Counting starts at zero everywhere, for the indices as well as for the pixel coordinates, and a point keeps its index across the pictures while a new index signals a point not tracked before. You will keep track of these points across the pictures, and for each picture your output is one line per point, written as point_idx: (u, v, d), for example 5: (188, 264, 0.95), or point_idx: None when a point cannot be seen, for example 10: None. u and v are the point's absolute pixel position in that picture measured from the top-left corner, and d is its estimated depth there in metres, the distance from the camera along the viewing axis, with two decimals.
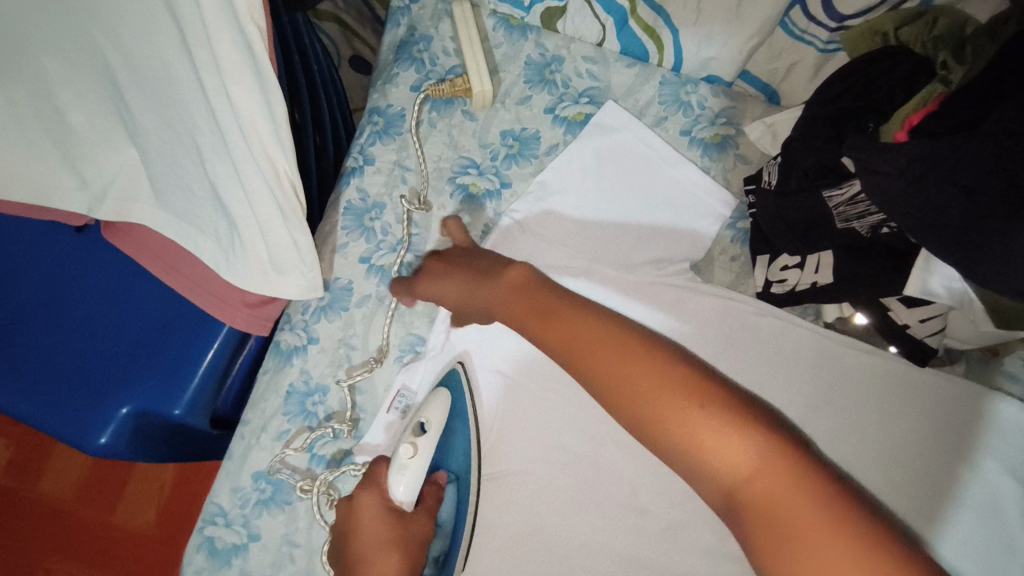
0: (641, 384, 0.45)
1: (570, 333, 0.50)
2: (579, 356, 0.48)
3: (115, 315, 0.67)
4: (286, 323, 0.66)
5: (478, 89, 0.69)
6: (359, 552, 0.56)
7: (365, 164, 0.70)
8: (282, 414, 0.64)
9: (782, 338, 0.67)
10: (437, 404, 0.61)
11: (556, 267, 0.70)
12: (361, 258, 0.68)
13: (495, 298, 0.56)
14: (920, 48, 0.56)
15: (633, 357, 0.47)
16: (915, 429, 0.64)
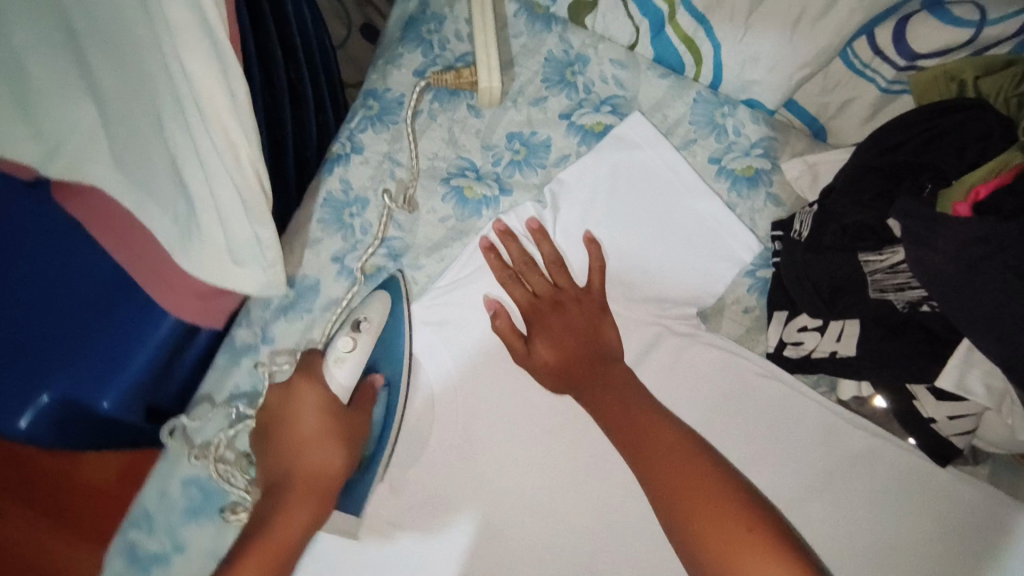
0: (692, 479, 0.49)
1: (637, 424, 0.54)
2: (641, 446, 0.52)
3: (63, 286, 0.62)
4: (244, 317, 0.61)
5: (485, 85, 0.61)
6: (297, 437, 0.53)
7: (352, 153, 0.63)
8: (223, 415, 0.59)
9: (785, 408, 0.60)
10: (377, 302, 0.57)
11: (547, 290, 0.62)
12: (333, 257, 0.61)
13: (584, 372, 0.58)
14: (1001, 103, 0.47)
15: (687, 459, 0.51)
16: (919, 540, 0.57)
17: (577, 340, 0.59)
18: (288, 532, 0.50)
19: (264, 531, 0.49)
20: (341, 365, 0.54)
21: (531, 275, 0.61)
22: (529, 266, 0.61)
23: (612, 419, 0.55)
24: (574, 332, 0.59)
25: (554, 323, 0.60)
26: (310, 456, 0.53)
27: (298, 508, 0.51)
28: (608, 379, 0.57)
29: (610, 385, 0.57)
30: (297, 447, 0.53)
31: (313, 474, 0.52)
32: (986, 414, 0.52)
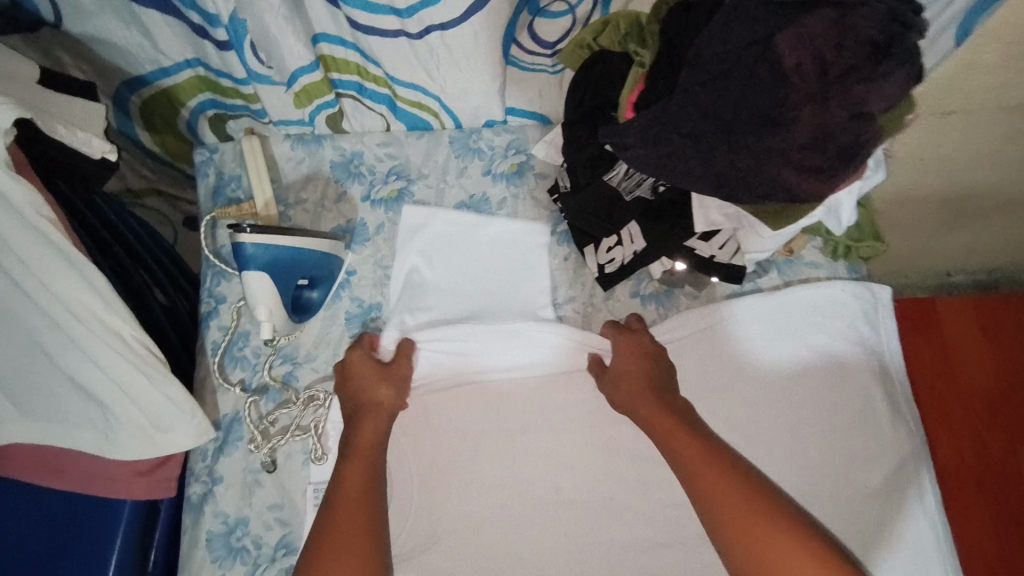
0: (712, 479, 0.60)
1: (675, 439, 0.64)
2: (676, 446, 0.63)
3: (17, 534, 0.66)
4: (190, 475, 0.69)
5: (262, 212, 0.75)
6: (359, 389, 0.69)
7: (218, 303, 0.74)
8: (210, 562, 0.66)
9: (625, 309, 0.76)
10: (259, 286, 0.65)
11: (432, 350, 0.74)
12: (242, 390, 0.71)
13: (675, 440, 0.64)
14: (616, 45, 0.68)
15: (707, 457, 0.62)
16: (775, 360, 0.74)
17: (653, 396, 0.67)
18: (350, 483, 0.63)
19: (339, 489, 0.63)
20: (270, 318, 0.68)
21: (621, 344, 0.70)
22: (620, 341, 0.71)
23: (680, 470, 0.62)
24: (657, 405, 0.67)
25: (640, 383, 0.68)
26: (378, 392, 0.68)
27: (353, 473, 0.64)
28: (693, 449, 0.63)
29: (695, 452, 0.62)
30: (356, 393, 0.68)
31: (374, 404, 0.68)
32: (742, 234, 0.70)
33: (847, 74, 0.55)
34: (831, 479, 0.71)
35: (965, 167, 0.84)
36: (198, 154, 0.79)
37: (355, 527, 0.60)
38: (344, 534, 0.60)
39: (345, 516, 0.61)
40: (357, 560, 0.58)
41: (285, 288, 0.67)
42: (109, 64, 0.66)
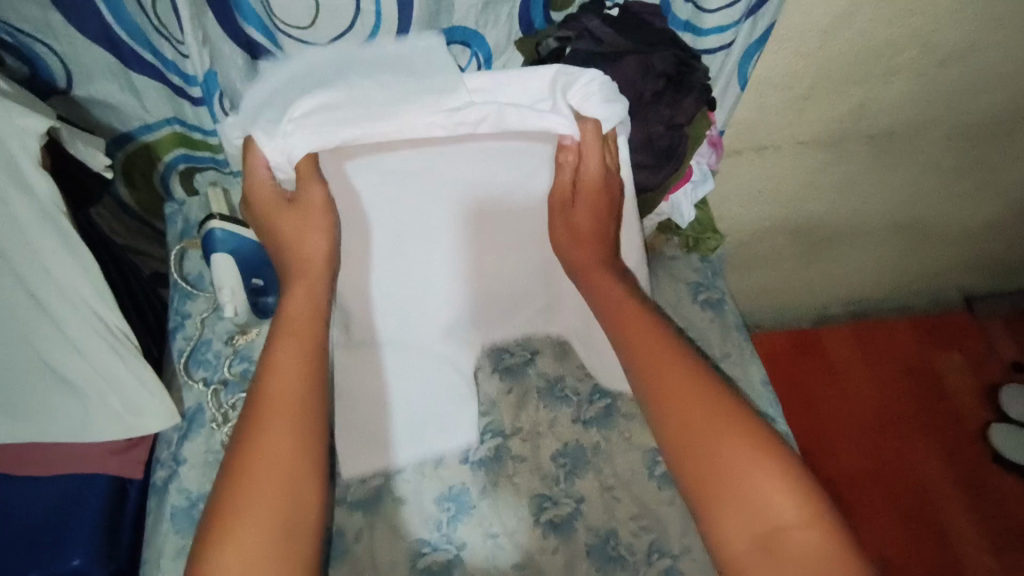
0: (678, 383, 0.57)
1: (654, 359, 0.59)
2: (652, 361, 0.59)
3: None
4: (157, 462, 0.78)
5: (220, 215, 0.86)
6: (275, 231, 0.66)
7: (184, 319, 0.87)
8: (174, 533, 0.73)
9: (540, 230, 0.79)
10: (223, 267, 0.79)
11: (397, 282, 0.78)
12: (205, 384, 0.82)
13: (637, 343, 0.61)
14: None
15: (669, 355, 0.59)
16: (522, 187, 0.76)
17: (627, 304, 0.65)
18: (266, 442, 0.53)
19: (245, 451, 0.53)
20: (233, 299, 0.81)
21: (560, 205, 0.72)
22: (567, 206, 0.72)
23: (648, 384, 0.58)
24: (636, 315, 0.63)
25: (608, 288, 0.67)
26: (306, 244, 0.65)
27: (274, 425, 0.54)
28: (676, 383, 0.57)
29: (687, 401, 0.55)
30: (269, 224, 0.66)
31: (295, 253, 0.65)
32: None
33: (655, 96, 0.78)
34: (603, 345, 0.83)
35: (802, 196, 1.21)
36: (170, 208, 0.94)
37: (279, 463, 0.52)
38: (263, 497, 0.51)
39: (263, 501, 0.51)
40: (270, 539, 0.50)
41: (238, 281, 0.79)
42: (100, 123, 0.83)
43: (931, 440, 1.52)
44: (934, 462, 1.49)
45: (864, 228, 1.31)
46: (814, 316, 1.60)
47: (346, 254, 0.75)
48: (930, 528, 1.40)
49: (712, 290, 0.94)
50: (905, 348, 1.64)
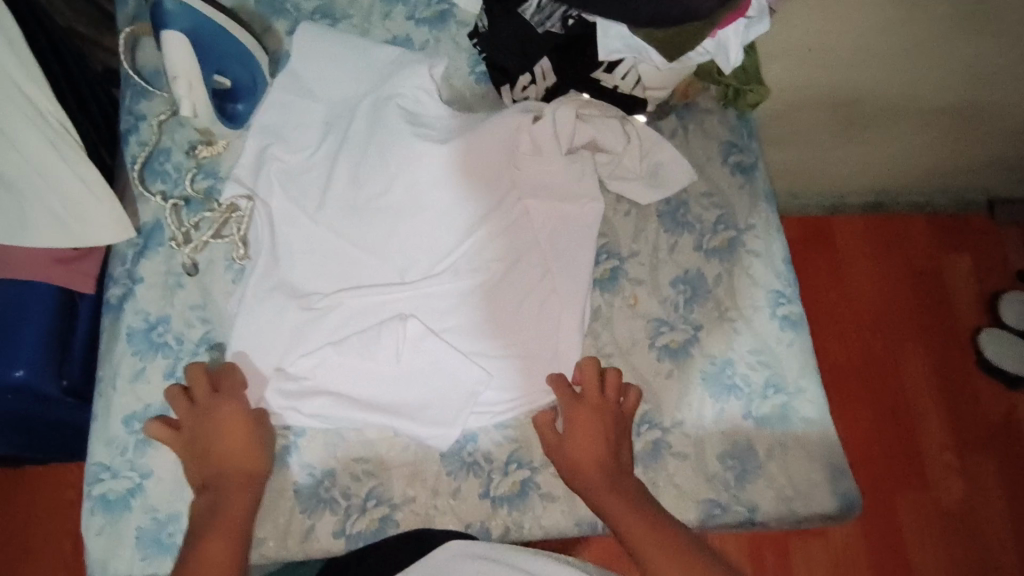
0: (641, 533, 0.56)
1: (638, 531, 0.57)
2: (598, 498, 0.60)
3: None
4: (110, 279, 0.71)
5: None
6: (215, 457, 0.60)
7: (138, 121, 0.76)
8: (131, 355, 0.68)
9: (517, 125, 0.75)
10: (177, 50, 0.69)
11: (306, 280, 0.71)
12: (163, 198, 0.73)
13: (601, 493, 0.60)
14: None
15: (651, 530, 0.56)
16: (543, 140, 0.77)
17: (602, 475, 0.61)
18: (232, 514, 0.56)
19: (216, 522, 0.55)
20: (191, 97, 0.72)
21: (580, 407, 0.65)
22: (583, 406, 0.65)
23: (618, 528, 0.58)
24: (604, 476, 0.61)
25: (597, 448, 0.63)
26: (228, 450, 0.60)
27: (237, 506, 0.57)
28: (642, 532, 0.56)
29: (606, 489, 0.60)
30: (207, 453, 0.60)
31: (239, 475, 0.59)
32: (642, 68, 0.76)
33: None
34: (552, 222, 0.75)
35: (853, 63, 1.02)
36: None
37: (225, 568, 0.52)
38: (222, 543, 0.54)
39: (222, 535, 0.54)
40: None
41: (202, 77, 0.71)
42: None
43: (917, 342, 1.34)
44: (920, 361, 1.33)
45: (917, 106, 1.12)
46: (829, 203, 1.38)
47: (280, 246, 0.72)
48: (896, 433, 1.27)
49: (745, 153, 0.83)
50: (917, 244, 1.40)
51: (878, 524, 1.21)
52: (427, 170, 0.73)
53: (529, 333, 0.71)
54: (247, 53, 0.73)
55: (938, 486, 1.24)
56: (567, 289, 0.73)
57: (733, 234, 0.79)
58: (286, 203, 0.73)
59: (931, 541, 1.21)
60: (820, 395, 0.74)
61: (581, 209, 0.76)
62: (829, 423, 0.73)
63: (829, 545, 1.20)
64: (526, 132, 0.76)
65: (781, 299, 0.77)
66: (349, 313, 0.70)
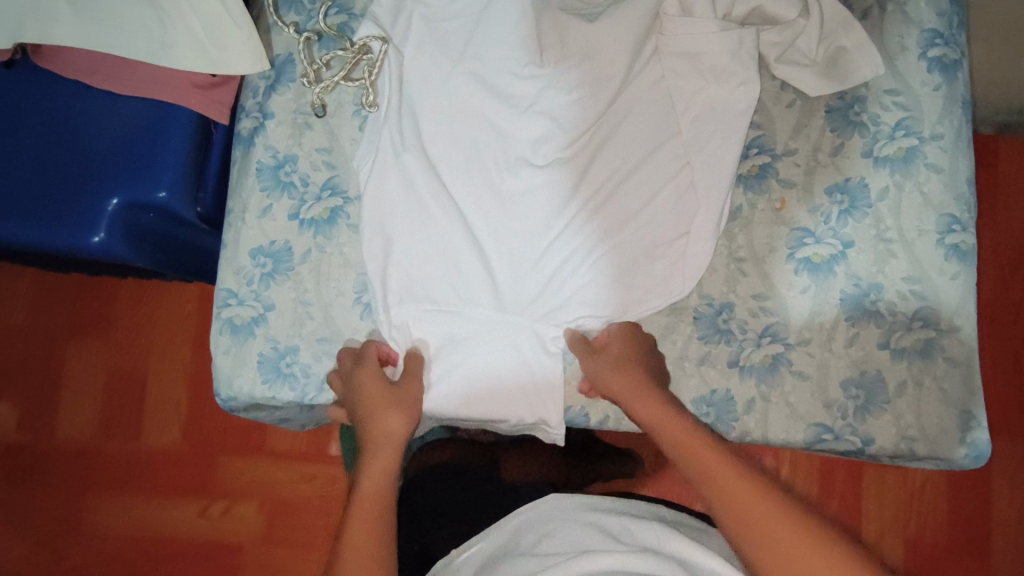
0: (763, 511, 0.49)
1: (742, 501, 0.50)
2: (712, 477, 0.52)
3: (76, 131, 0.68)
4: (242, 112, 0.70)
5: None
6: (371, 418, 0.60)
7: None
8: (260, 191, 0.68)
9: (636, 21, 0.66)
10: None
11: (431, 140, 0.67)
12: (296, 29, 0.69)
13: (702, 460, 0.54)
14: None
15: (760, 497, 0.50)
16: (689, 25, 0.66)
17: (693, 437, 0.56)
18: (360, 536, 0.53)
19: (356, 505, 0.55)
20: None
21: (599, 363, 0.62)
22: (600, 365, 0.62)
23: (722, 503, 0.51)
24: (697, 440, 0.55)
25: (666, 430, 0.57)
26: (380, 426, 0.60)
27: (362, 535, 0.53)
28: (763, 512, 0.49)
29: (675, 427, 0.57)
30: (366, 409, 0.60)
31: (383, 438, 0.59)
32: None
33: None
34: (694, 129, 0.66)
35: None
36: None
37: None
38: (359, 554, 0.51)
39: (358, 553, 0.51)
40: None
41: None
42: None
43: None
44: None
45: None
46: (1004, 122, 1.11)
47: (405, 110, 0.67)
48: (1018, 381, 1.11)
49: (951, 46, 0.69)
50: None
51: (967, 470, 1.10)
52: (563, 36, 0.66)
53: (660, 223, 0.66)
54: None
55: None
56: (707, 186, 0.65)
57: (914, 142, 0.68)
58: (422, 51, 0.68)
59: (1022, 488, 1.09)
60: (973, 337, 0.66)
61: (732, 92, 0.66)
62: (976, 369, 0.65)
63: (908, 485, 1.09)
64: None
65: (954, 225, 0.67)
66: (481, 203, 0.67)
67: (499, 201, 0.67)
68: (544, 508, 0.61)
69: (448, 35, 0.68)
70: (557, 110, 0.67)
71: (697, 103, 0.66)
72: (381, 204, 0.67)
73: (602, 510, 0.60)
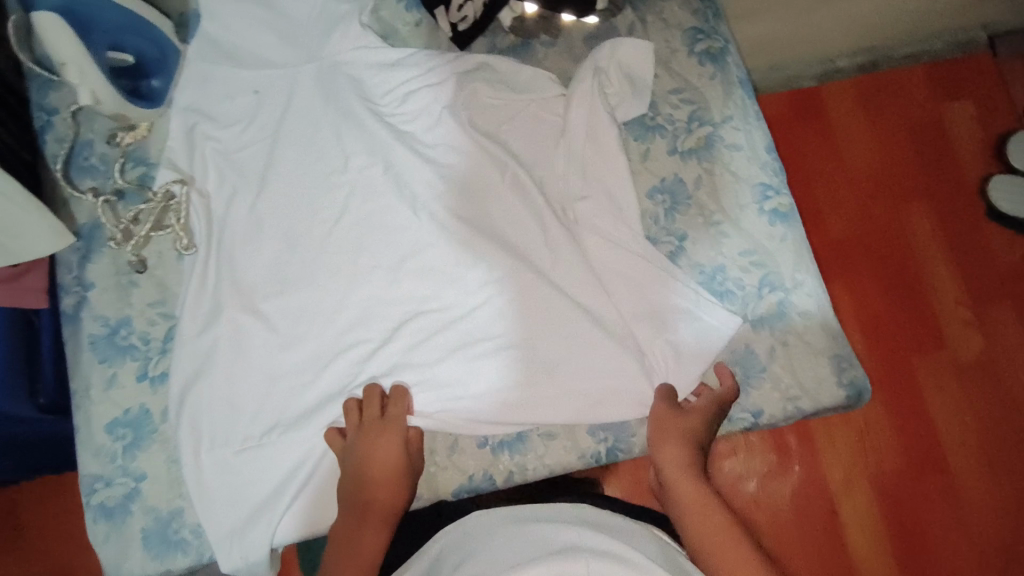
0: (725, 547, 0.58)
1: (716, 536, 0.59)
2: (700, 519, 0.60)
3: None
4: (61, 290, 0.68)
5: None
6: (361, 471, 0.62)
7: (50, 115, 0.71)
8: (99, 363, 0.66)
9: (405, 133, 0.73)
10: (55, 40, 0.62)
11: (255, 274, 0.68)
12: (95, 194, 0.68)
13: (680, 480, 0.62)
14: None
15: (723, 529, 0.59)
16: (457, 122, 0.72)
17: (716, 517, 0.60)
18: None
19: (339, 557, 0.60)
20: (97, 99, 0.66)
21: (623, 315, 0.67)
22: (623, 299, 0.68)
23: (684, 521, 0.61)
24: (698, 479, 0.62)
25: (675, 453, 0.63)
26: (377, 469, 0.62)
27: None
28: (716, 532, 0.59)
29: (680, 459, 0.62)
30: (359, 466, 0.62)
31: (378, 482, 0.62)
32: None
33: None
34: (491, 199, 0.70)
35: None
36: None
37: None
38: None
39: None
40: None
41: (100, 54, 0.67)
42: None
43: (924, 197, 1.23)
44: (929, 221, 1.22)
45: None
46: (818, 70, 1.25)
47: (226, 251, 0.69)
48: (906, 295, 1.18)
49: (713, 37, 0.76)
50: (913, 97, 1.26)
51: (891, 388, 1.15)
52: (357, 135, 0.72)
53: (495, 317, 0.67)
54: (141, 20, 0.69)
55: (956, 340, 1.16)
56: (511, 263, 0.67)
57: (709, 129, 0.73)
58: (224, 181, 0.71)
59: (947, 394, 1.14)
60: (818, 288, 0.70)
61: (521, 172, 0.71)
62: (830, 316, 0.69)
63: (849, 426, 1.13)
64: (439, 97, 0.73)
65: (768, 192, 0.72)
66: (330, 320, 0.68)
67: (346, 302, 0.68)
68: (477, 521, 0.64)
69: (245, 162, 0.72)
70: (371, 207, 0.70)
71: (493, 179, 0.71)
72: (237, 335, 0.67)
73: (528, 520, 0.61)
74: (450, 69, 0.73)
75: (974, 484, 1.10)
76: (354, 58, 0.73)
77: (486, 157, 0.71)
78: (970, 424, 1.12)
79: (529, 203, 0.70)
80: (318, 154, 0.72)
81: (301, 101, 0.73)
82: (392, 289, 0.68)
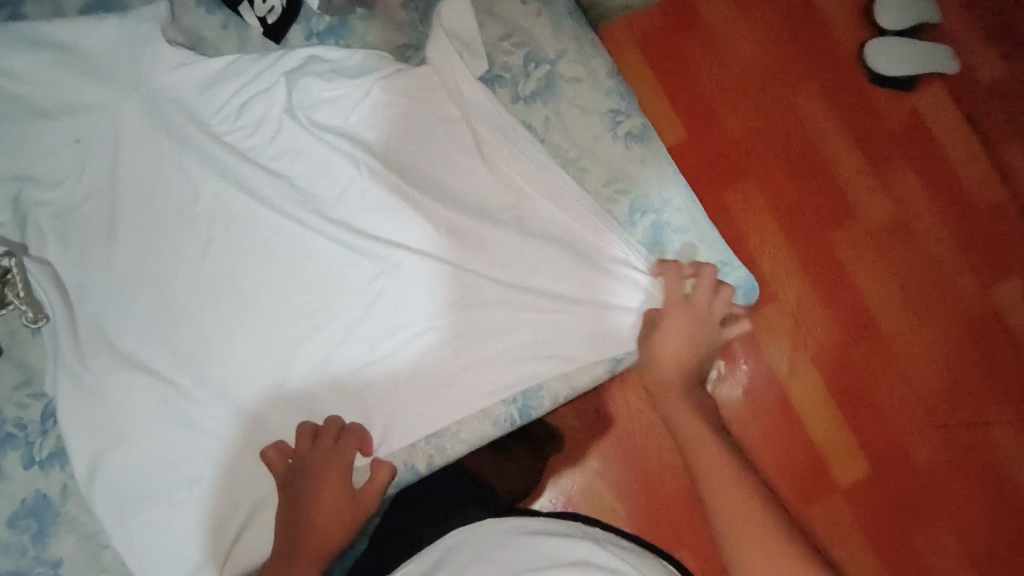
0: (742, 516, 0.50)
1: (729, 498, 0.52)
2: (716, 481, 0.53)
3: None
4: None
5: None
6: (298, 498, 0.60)
7: None
8: None
9: (248, 144, 0.69)
10: None
11: (126, 329, 0.65)
12: None
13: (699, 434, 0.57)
14: None
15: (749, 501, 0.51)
16: (306, 123, 0.69)
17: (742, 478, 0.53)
18: None
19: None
20: None
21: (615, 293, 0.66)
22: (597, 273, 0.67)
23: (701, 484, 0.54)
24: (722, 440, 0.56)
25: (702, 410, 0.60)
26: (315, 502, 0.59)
27: None
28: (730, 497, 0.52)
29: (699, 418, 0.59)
30: (303, 498, 0.59)
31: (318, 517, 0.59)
32: None
33: None
34: (355, 192, 0.68)
35: None
36: None
37: None
38: None
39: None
40: None
41: None
42: None
43: (817, 66, 1.08)
44: (816, 100, 1.07)
45: None
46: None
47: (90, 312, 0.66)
48: (815, 170, 1.05)
49: None
50: None
51: (818, 271, 1.03)
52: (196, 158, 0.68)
53: (392, 317, 0.67)
54: None
55: (868, 207, 1.05)
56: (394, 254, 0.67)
57: (547, 67, 0.72)
58: (63, 241, 0.67)
59: (874, 265, 1.03)
60: (687, 200, 0.70)
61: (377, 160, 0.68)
62: (702, 226, 0.70)
63: (783, 311, 1.02)
64: (275, 101, 0.69)
65: (618, 117, 0.71)
66: (219, 355, 0.65)
67: (226, 331, 0.66)
68: (475, 535, 0.62)
69: (83, 218, 0.67)
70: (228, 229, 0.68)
71: (355, 175, 0.68)
72: (119, 394, 0.64)
73: (536, 534, 0.61)
74: (277, 70, 0.69)
75: (920, 360, 1.01)
76: (173, 79, 0.69)
77: (336, 151, 0.68)
78: (904, 291, 1.03)
79: (395, 185, 0.68)
80: (155, 187, 0.68)
81: (123, 136, 0.68)
82: (276, 303, 0.67)
